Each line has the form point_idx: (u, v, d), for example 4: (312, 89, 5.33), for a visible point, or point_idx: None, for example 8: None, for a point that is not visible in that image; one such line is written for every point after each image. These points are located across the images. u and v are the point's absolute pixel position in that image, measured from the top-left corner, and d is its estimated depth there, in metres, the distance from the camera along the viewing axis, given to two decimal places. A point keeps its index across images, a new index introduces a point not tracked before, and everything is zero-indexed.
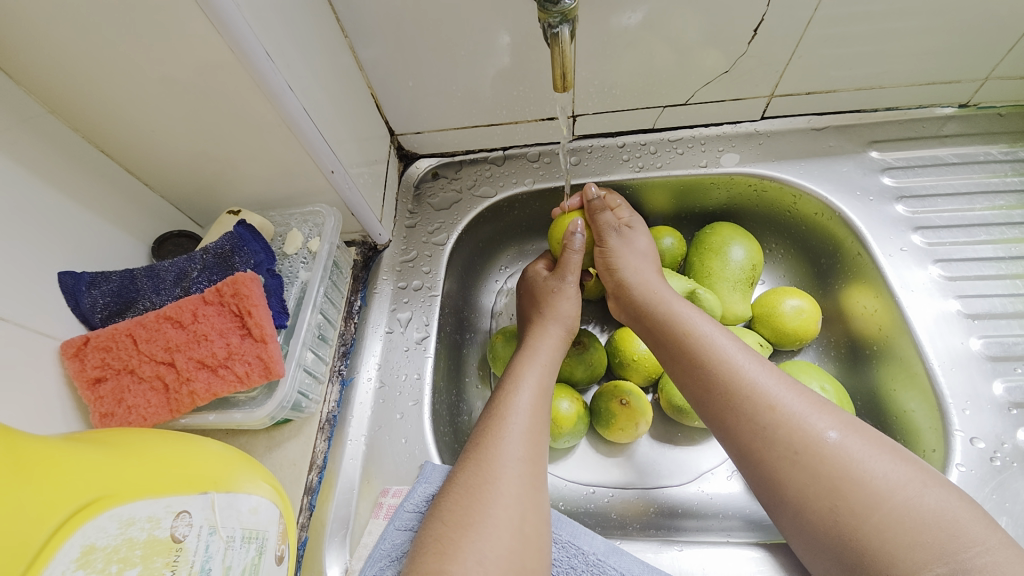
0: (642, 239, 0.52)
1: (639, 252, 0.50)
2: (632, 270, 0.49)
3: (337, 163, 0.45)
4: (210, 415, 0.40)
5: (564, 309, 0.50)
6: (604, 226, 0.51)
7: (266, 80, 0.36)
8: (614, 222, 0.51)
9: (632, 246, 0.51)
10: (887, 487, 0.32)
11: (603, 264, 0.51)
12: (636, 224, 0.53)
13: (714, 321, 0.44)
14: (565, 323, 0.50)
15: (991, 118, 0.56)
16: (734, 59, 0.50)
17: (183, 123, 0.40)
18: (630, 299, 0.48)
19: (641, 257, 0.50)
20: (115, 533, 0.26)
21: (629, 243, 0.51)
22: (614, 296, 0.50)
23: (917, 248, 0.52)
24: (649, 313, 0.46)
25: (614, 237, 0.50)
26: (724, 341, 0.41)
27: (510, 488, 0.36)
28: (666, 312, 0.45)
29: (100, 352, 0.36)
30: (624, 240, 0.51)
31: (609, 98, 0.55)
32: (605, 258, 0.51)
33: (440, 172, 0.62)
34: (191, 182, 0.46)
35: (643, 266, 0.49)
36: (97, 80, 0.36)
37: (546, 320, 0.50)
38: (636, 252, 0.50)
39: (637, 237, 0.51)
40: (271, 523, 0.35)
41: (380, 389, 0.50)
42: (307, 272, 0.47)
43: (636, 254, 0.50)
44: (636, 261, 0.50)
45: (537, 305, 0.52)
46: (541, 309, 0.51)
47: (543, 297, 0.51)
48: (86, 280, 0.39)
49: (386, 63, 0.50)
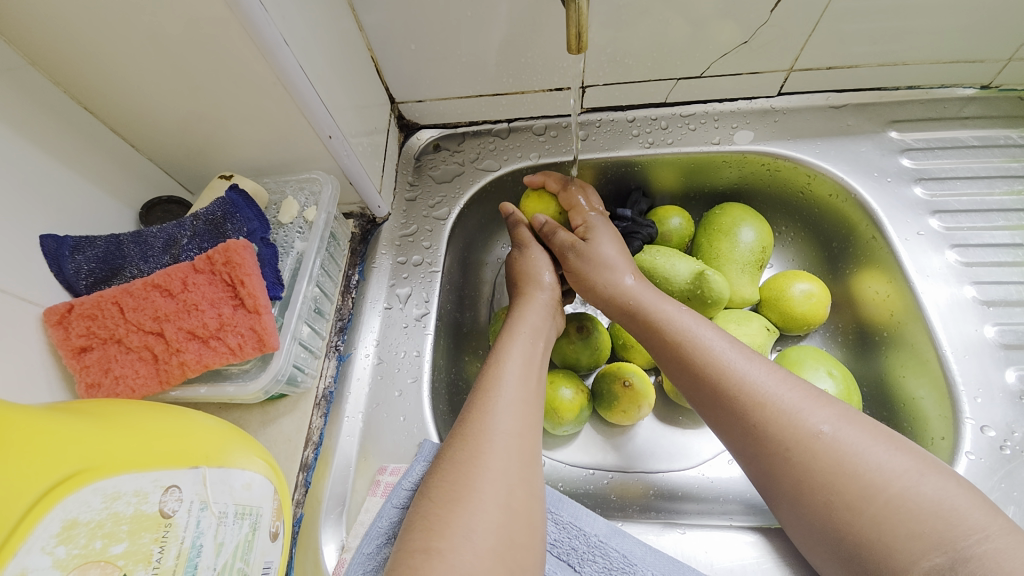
0: (603, 246, 0.49)
1: (602, 262, 0.48)
2: (601, 283, 0.47)
3: (335, 128, 0.43)
4: (201, 388, 0.38)
5: (539, 274, 0.50)
6: (560, 247, 0.50)
7: (260, 34, 0.34)
8: (566, 241, 0.50)
9: (594, 260, 0.48)
10: (883, 477, 0.31)
11: (575, 281, 0.50)
12: (596, 231, 0.50)
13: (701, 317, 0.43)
14: (543, 284, 0.50)
15: (1013, 101, 0.54)
16: (755, 29, 0.47)
17: (172, 82, 0.37)
18: (610, 308, 0.47)
19: (611, 261, 0.48)
20: (99, 507, 0.25)
21: (590, 258, 0.48)
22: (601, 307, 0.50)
23: (934, 233, 0.50)
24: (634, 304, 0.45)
25: (573, 258, 0.49)
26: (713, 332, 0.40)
27: (497, 462, 0.35)
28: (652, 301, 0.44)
29: (85, 320, 0.35)
30: (584, 257, 0.49)
31: (621, 69, 0.52)
32: (574, 277, 0.50)
33: (442, 145, 0.60)
34: (181, 146, 0.43)
35: (610, 274, 0.47)
36: (74, 29, 0.33)
37: (524, 286, 0.50)
38: (599, 264, 0.48)
39: (596, 247, 0.48)
40: (264, 500, 0.34)
41: (378, 366, 0.48)
42: (303, 242, 0.45)
43: (600, 265, 0.48)
44: (602, 275, 0.47)
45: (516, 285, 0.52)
46: (516, 280, 0.51)
47: (516, 271, 0.52)
48: (69, 244, 0.37)
49: (386, 24, 0.47)
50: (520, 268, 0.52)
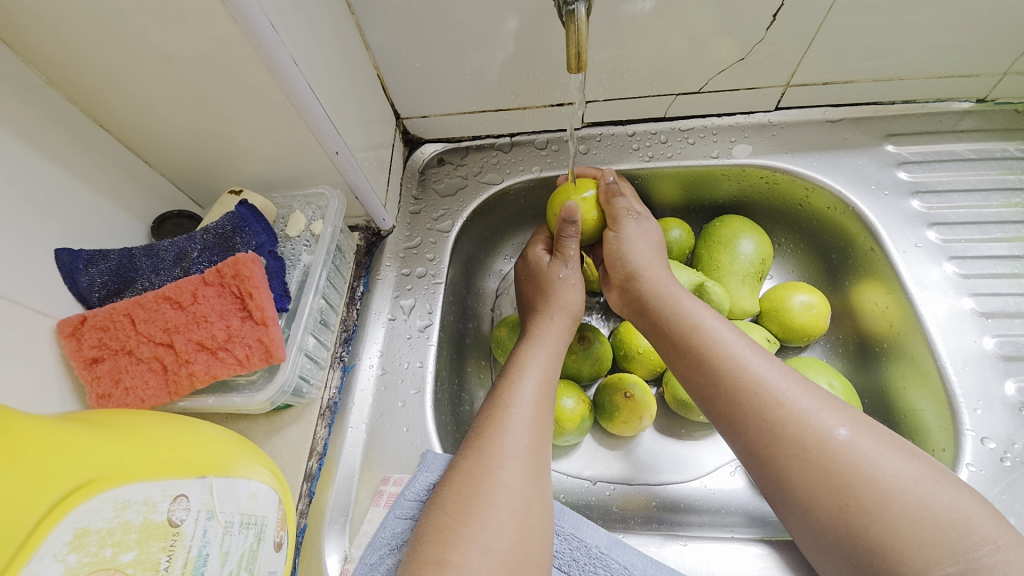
0: (652, 231, 0.50)
1: (648, 241, 0.49)
2: (644, 261, 0.47)
3: (342, 144, 0.44)
4: (209, 398, 0.39)
5: (570, 299, 0.49)
6: (620, 212, 0.48)
7: (271, 55, 0.35)
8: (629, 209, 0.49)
9: (643, 236, 0.49)
10: (899, 485, 0.31)
11: (617, 254, 0.49)
12: (646, 217, 0.51)
13: (721, 317, 0.43)
14: (571, 311, 0.49)
15: (1009, 114, 0.54)
16: (751, 46, 0.48)
17: (186, 101, 0.39)
18: (638, 292, 0.47)
19: (653, 245, 0.49)
20: (110, 516, 0.25)
21: (641, 233, 0.49)
22: (618, 287, 0.49)
23: (932, 245, 0.51)
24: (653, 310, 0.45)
25: (629, 224, 0.48)
26: (730, 338, 0.40)
27: (514, 478, 0.36)
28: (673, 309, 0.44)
29: (97, 332, 0.35)
30: (637, 228, 0.48)
31: (620, 85, 0.53)
32: (616, 250, 0.49)
33: (445, 159, 0.61)
34: (193, 162, 0.45)
35: (652, 255, 0.48)
36: (93, 49, 0.34)
37: (552, 309, 0.49)
38: (646, 242, 0.48)
39: (648, 227, 0.49)
40: (269, 510, 0.35)
41: (382, 376, 0.49)
42: (310, 255, 0.46)
43: (647, 244, 0.48)
44: (646, 251, 0.48)
45: (541, 288, 0.50)
46: (547, 298, 0.49)
47: (551, 281, 0.50)
48: (83, 258, 0.38)
49: (392, 43, 0.48)
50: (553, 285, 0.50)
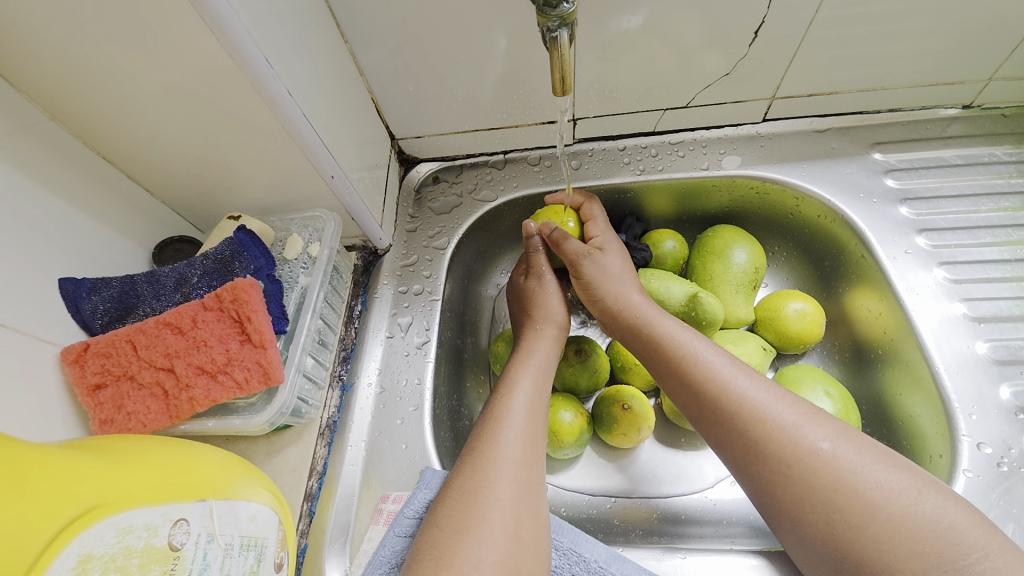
0: (614, 259, 0.50)
1: (612, 274, 0.49)
2: (612, 294, 0.48)
3: (337, 167, 0.45)
4: (209, 421, 0.40)
5: (551, 308, 0.51)
6: (574, 256, 0.50)
7: (267, 85, 0.36)
8: (582, 250, 0.50)
9: (607, 271, 0.49)
10: (882, 496, 0.31)
11: (586, 294, 0.50)
12: (608, 245, 0.51)
13: (701, 335, 0.44)
14: (556, 319, 0.50)
15: (995, 119, 0.55)
16: (735, 61, 0.50)
17: (185, 131, 0.40)
18: (618, 326, 0.48)
19: (619, 276, 0.49)
20: (112, 541, 0.26)
21: (602, 268, 0.49)
22: (603, 323, 0.50)
23: (922, 251, 0.51)
24: (634, 328, 0.46)
25: (586, 265, 0.49)
26: (710, 354, 0.41)
27: (506, 491, 0.36)
28: (649, 330, 0.45)
29: (100, 358, 0.36)
30: (596, 266, 0.49)
31: (609, 101, 0.54)
32: (586, 289, 0.50)
33: (440, 177, 0.62)
34: (193, 189, 0.46)
35: (620, 287, 0.48)
36: (96, 84, 0.36)
37: (537, 322, 0.50)
38: (611, 276, 0.49)
39: (609, 259, 0.50)
40: (269, 531, 0.35)
41: (380, 394, 0.49)
42: (307, 277, 0.47)
43: (612, 277, 0.49)
44: (614, 285, 0.49)
45: (525, 309, 0.52)
46: (530, 313, 0.51)
47: (530, 299, 0.52)
48: (86, 286, 0.39)
49: (386, 67, 0.50)
50: (534, 299, 0.52)
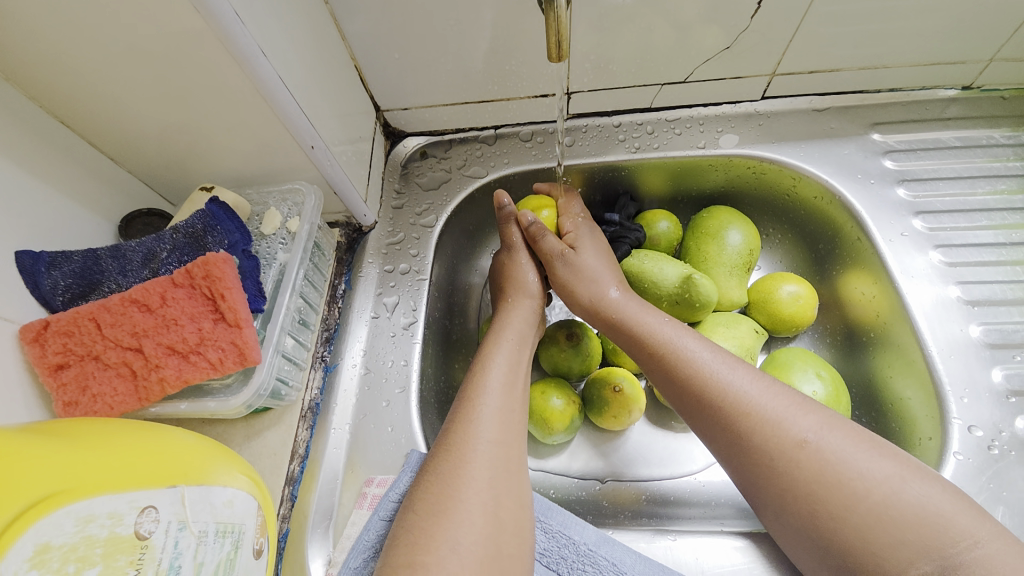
0: (589, 257, 0.49)
1: (586, 272, 0.48)
2: (585, 295, 0.48)
3: (317, 138, 0.43)
4: (182, 403, 0.38)
5: (526, 280, 0.51)
6: (549, 254, 0.50)
7: (237, 46, 0.33)
8: (556, 248, 0.50)
9: (580, 271, 0.48)
10: (865, 485, 0.31)
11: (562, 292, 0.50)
12: (581, 240, 0.50)
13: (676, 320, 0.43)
14: (531, 291, 0.50)
15: (995, 101, 0.54)
16: (737, 34, 0.47)
17: (150, 95, 0.37)
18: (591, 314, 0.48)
19: (594, 273, 0.48)
20: (72, 531, 0.24)
21: (575, 268, 0.49)
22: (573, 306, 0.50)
23: (918, 233, 0.51)
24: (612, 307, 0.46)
25: (559, 266, 0.49)
26: (691, 341, 0.40)
27: (482, 471, 0.35)
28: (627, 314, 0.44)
29: (61, 337, 0.34)
30: (570, 266, 0.49)
31: (605, 75, 0.52)
32: (562, 289, 0.50)
33: (428, 152, 0.60)
34: (162, 158, 0.43)
35: (595, 286, 0.47)
36: (46, 39, 0.32)
37: (513, 293, 0.50)
38: (583, 276, 0.48)
39: (583, 257, 0.49)
40: (247, 516, 0.34)
41: (365, 376, 0.48)
42: (286, 253, 0.44)
43: (585, 276, 0.48)
44: (587, 286, 0.48)
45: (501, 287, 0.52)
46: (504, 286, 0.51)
47: (505, 277, 0.52)
48: (45, 260, 0.36)
49: (369, 32, 0.47)
50: (508, 273, 0.52)
